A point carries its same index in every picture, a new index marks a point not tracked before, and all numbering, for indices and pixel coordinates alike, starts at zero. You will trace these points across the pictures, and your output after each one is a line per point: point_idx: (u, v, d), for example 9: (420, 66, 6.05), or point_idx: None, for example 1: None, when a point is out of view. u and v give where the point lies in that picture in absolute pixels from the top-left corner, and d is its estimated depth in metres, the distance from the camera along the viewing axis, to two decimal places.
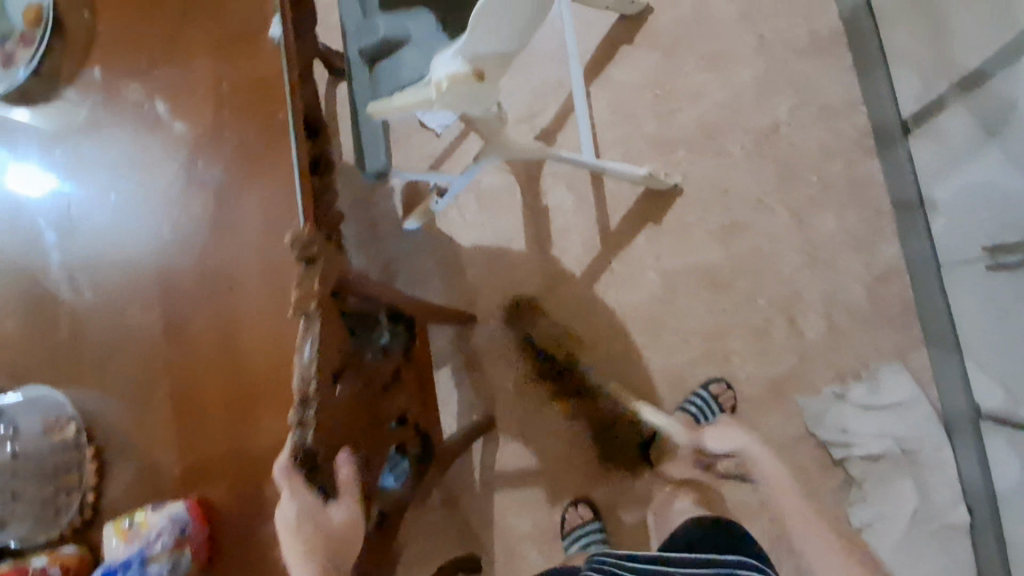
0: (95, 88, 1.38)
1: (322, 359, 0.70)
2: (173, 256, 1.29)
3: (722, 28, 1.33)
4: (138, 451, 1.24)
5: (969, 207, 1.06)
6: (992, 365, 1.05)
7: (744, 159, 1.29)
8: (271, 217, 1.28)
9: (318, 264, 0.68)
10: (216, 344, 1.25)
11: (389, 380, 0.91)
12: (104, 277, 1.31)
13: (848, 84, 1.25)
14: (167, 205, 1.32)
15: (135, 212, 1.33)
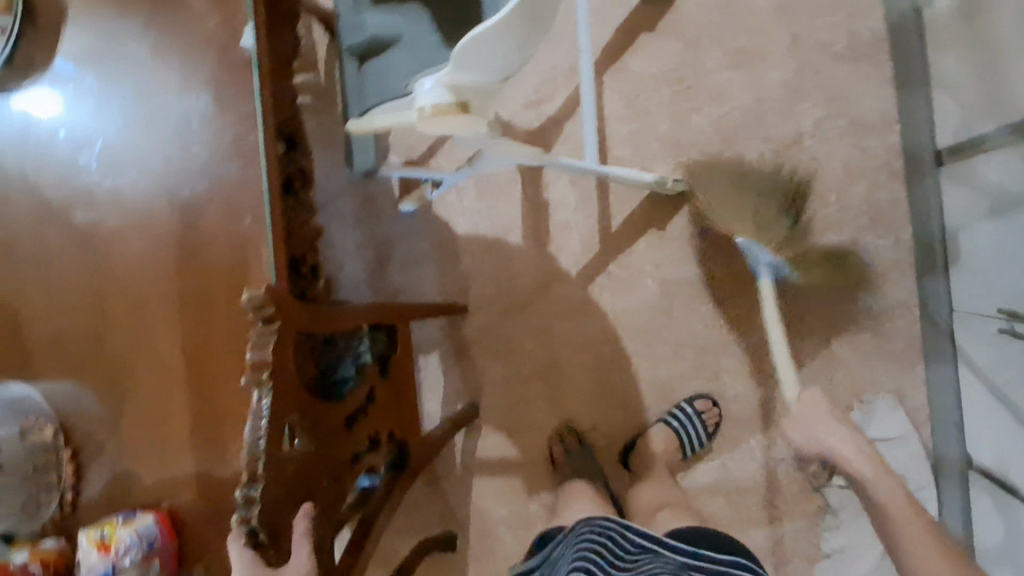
0: (78, 35, 0.87)
1: (278, 424, 0.59)
2: (171, 173, 0.81)
3: (758, 20, 1.22)
4: (111, 454, 0.83)
5: (991, 265, 1.01)
6: (994, 426, 1.03)
7: (758, 168, 1.21)
8: (193, 136, 0.81)
9: (274, 325, 0.60)
10: (185, 307, 0.80)
11: (363, 408, 0.85)
12: (108, 208, 0.83)
13: (882, 98, 1.17)
14: (158, 127, 0.82)
15: (117, 136, 0.84)
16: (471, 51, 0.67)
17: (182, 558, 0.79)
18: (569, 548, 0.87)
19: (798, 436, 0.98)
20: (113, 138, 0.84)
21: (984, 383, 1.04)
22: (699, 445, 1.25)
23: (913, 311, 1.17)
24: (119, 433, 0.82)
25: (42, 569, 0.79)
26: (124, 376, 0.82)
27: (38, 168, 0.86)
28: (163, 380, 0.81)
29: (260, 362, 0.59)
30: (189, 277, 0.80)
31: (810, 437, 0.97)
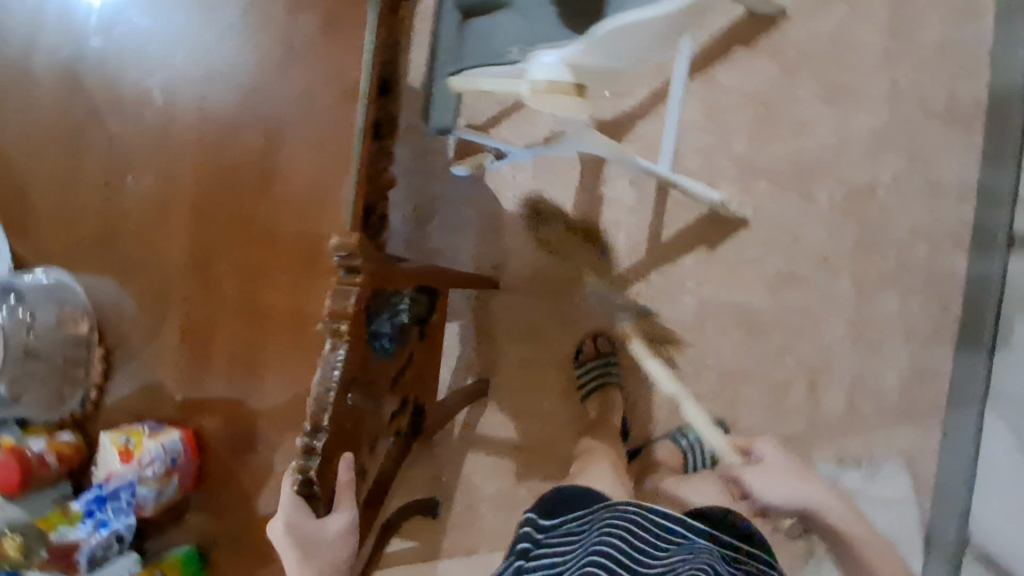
0: None
1: (347, 378, 0.59)
2: (256, 91, 0.78)
3: (861, 60, 1.20)
4: (143, 360, 0.82)
5: None
6: (1011, 511, 1.05)
7: (825, 212, 1.22)
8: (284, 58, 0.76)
9: (358, 276, 0.58)
10: (248, 233, 0.79)
11: (402, 370, 0.84)
12: (188, 116, 0.81)
13: (969, 166, 1.17)
14: (247, 40, 0.78)
15: (204, 43, 0.81)
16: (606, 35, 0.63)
17: (200, 480, 0.79)
18: (590, 531, 0.86)
19: (771, 495, 0.95)
20: (201, 44, 0.81)
21: (1009, 468, 1.07)
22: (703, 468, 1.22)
23: (943, 381, 1.18)
24: (157, 344, 0.81)
25: (56, 463, 0.79)
26: (173, 287, 0.81)
27: (119, 58, 0.83)
28: (212, 301, 0.79)
29: (338, 311, 0.58)
30: (259, 204, 0.78)
31: (786, 490, 0.96)
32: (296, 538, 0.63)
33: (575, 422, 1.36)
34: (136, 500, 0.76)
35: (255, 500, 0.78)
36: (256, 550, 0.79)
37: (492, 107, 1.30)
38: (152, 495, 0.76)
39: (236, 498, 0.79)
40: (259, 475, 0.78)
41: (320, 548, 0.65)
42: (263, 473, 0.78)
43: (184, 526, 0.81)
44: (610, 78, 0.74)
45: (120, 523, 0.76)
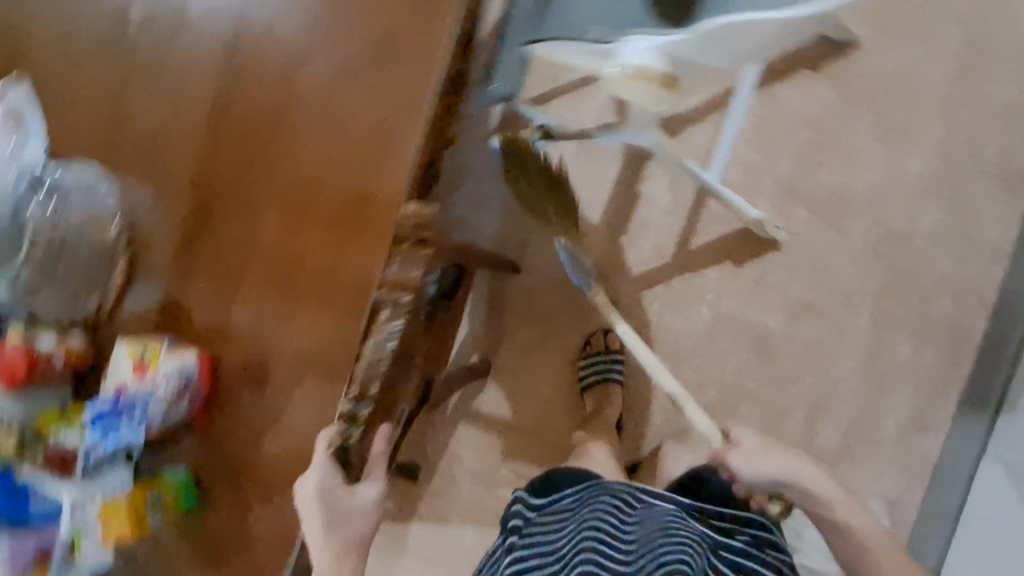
0: None
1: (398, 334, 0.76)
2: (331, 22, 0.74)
3: (923, 105, 1.20)
4: (169, 279, 0.79)
5: None
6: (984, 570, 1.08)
7: (858, 250, 1.22)
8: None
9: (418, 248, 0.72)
10: (300, 171, 0.76)
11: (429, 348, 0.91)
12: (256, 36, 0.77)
13: (1008, 229, 1.18)
14: None
15: None
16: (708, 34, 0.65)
17: (209, 405, 0.77)
18: (578, 506, 0.91)
19: (753, 474, 0.81)
20: None
21: (991, 530, 1.10)
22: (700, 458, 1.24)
23: (938, 435, 1.19)
24: (189, 260, 0.79)
25: (63, 365, 0.77)
26: (215, 205, 0.79)
27: None
28: (254, 228, 0.77)
29: (399, 280, 0.72)
30: (318, 137, 0.75)
31: (765, 468, 0.81)
32: (327, 498, 0.71)
33: (568, 413, 1.35)
34: (147, 416, 0.74)
35: (261, 440, 0.76)
36: (253, 488, 0.76)
37: (545, 84, 1.27)
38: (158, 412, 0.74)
39: (242, 436, 0.77)
40: (271, 411, 0.76)
41: (347, 513, 0.74)
42: (273, 414, 0.76)
43: (179, 450, 0.78)
44: (702, 70, 0.75)
45: (127, 438, 0.74)
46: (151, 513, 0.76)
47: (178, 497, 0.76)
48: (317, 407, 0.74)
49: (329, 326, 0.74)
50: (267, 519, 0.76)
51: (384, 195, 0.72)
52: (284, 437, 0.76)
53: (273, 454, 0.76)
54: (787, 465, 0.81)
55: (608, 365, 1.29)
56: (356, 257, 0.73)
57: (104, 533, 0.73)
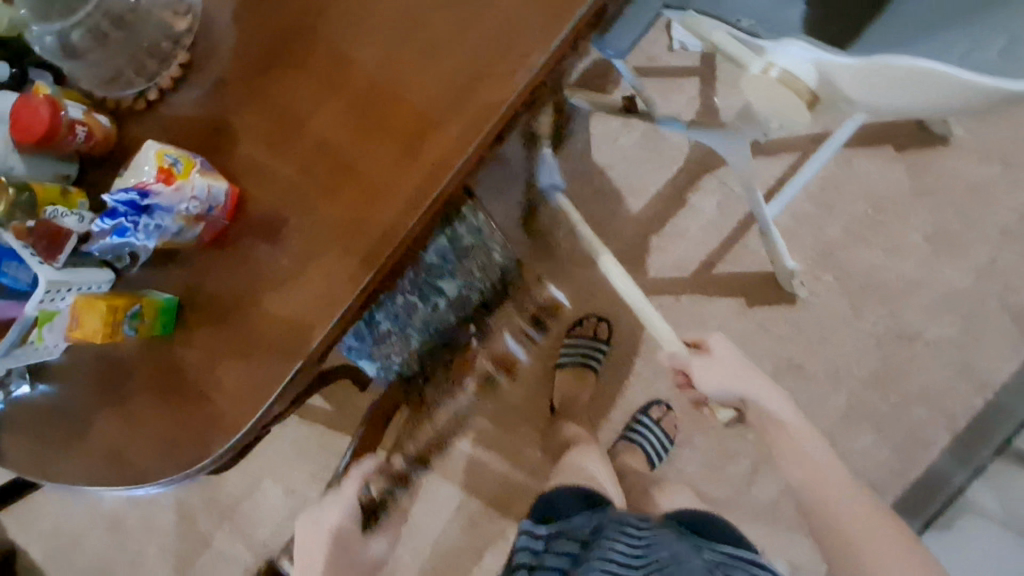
0: None
1: None
2: None
3: (978, 224, 1.22)
4: (221, 98, 0.73)
5: None
6: None
7: (864, 333, 1.24)
8: None
9: None
10: (402, 45, 0.70)
11: None
12: None
13: (1008, 366, 1.21)
14: None
15: None
16: (884, 83, 0.61)
17: (221, 239, 0.72)
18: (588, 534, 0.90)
19: (710, 385, 0.90)
20: None
21: None
22: (664, 452, 1.26)
23: None
24: (244, 90, 0.73)
25: (84, 139, 0.69)
26: (295, 47, 0.73)
27: None
28: (325, 88, 0.72)
29: None
30: (432, 21, 0.70)
31: (723, 383, 0.89)
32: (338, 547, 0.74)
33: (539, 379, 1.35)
34: (161, 228, 0.65)
35: (259, 300, 0.71)
36: (238, 337, 0.72)
37: (642, 58, 1.24)
38: (168, 230, 0.66)
39: (238, 290, 0.72)
40: (279, 268, 0.71)
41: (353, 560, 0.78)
42: (279, 275, 0.71)
43: (172, 272, 0.73)
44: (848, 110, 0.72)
45: (135, 240, 0.65)
46: (126, 327, 0.69)
47: (158, 318, 0.70)
48: (321, 287, 0.70)
49: (367, 214, 0.70)
50: (240, 373, 0.71)
51: (477, 104, 0.68)
52: (281, 300, 0.71)
53: (265, 322, 0.71)
54: (751, 386, 0.89)
55: (591, 351, 1.28)
56: (423, 159, 0.69)
57: (78, 325, 0.68)
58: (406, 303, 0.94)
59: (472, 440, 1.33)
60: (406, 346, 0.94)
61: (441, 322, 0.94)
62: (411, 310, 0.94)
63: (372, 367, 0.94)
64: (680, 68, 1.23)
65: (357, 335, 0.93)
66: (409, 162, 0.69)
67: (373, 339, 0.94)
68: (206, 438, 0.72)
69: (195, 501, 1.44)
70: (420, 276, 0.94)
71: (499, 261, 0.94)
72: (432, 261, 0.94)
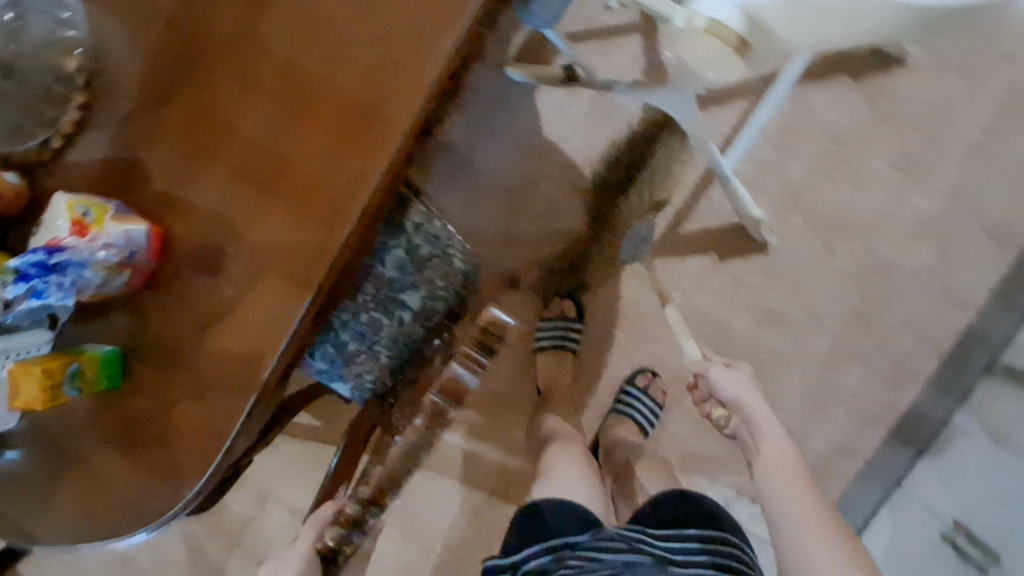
0: None
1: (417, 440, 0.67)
2: None
3: (944, 145, 1.19)
4: (130, 132, 0.70)
5: (969, 481, 1.10)
6: None
7: (838, 272, 1.22)
8: None
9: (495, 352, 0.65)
10: (306, 50, 0.67)
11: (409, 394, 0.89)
12: None
13: (986, 285, 1.19)
14: None
15: None
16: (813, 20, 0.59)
17: (152, 281, 0.70)
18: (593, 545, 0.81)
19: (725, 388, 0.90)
20: None
21: (895, 556, 1.16)
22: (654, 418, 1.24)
23: (858, 462, 1.24)
24: (152, 119, 0.70)
25: None
26: (198, 63, 0.69)
27: None
28: (237, 103, 0.68)
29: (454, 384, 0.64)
30: (334, 15, 0.66)
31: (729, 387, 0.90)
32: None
33: (511, 368, 1.32)
34: (79, 282, 0.64)
35: (203, 336, 0.69)
36: (189, 378, 0.69)
37: (578, 22, 1.20)
38: (91, 280, 0.65)
39: (180, 334, 0.69)
40: (218, 302, 0.68)
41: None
42: (220, 311, 0.68)
43: (111, 323, 0.71)
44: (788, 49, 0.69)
45: (53, 299, 0.64)
46: (67, 388, 0.68)
47: (101, 374, 0.68)
48: (263, 316, 0.67)
49: (302, 229, 0.67)
50: (196, 413, 0.69)
51: (396, 98, 0.64)
52: (223, 335, 0.68)
53: (213, 364, 0.69)
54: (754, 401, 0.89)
55: (566, 332, 1.24)
56: (344, 166, 0.66)
57: (17, 394, 0.66)
58: (371, 320, 0.92)
59: (465, 434, 1.32)
60: (377, 362, 0.93)
61: (409, 335, 0.92)
62: (377, 326, 0.91)
63: (345, 387, 0.94)
64: (619, 27, 1.18)
65: (327, 358, 0.92)
66: (332, 172, 0.66)
67: (343, 360, 0.92)
68: (174, 483, 0.69)
69: (202, 532, 1.43)
70: (382, 291, 0.91)
71: (460, 267, 0.91)
72: (392, 275, 0.91)
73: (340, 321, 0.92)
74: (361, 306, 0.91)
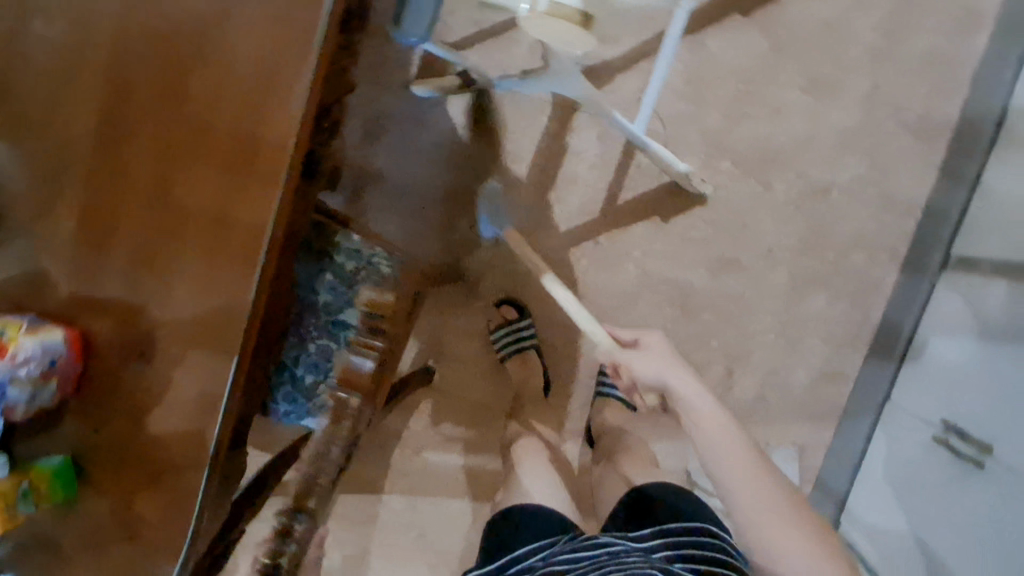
0: None
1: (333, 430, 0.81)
2: None
3: (848, 58, 1.19)
4: (27, 244, 0.71)
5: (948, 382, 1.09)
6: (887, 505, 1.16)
7: (778, 205, 1.23)
8: None
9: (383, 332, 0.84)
10: (172, 125, 0.67)
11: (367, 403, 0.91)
12: None
13: (921, 183, 1.21)
14: None
15: None
16: None
17: (81, 385, 0.70)
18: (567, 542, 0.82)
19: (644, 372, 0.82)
20: None
21: (897, 465, 1.16)
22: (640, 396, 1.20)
23: (846, 384, 1.26)
24: (46, 227, 0.70)
25: None
26: (72, 166, 0.69)
27: None
28: (121, 191, 0.69)
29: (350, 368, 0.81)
30: (186, 85, 0.66)
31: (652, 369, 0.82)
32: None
33: (488, 375, 1.32)
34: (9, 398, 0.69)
35: (144, 421, 0.69)
36: (141, 467, 0.70)
37: (468, 26, 1.19)
38: (26, 395, 0.69)
39: (124, 429, 0.70)
40: (151, 388, 0.69)
41: None
42: (154, 393, 0.69)
43: (54, 438, 0.71)
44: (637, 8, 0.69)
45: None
46: (25, 504, 0.69)
47: (55, 485, 0.68)
48: (196, 390, 0.68)
49: (210, 298, 0.67)
50: (156, 501, 0.69)
51: (267, 150, 0.65)
52: (163, 417, 0.69)
53: (160, 448, 0.69)
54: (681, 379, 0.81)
55: (519, 332, 1.24)
56: (234, 225, 0.66)
57: None
58: (320, 350, 0.92)
59: (462, 450, 1.33)
60: None
61: None
62: (327, 354, 0.92)
63: (314, 420, 0.94)
64: (505, 23, 1.18)
65: (290, 399, 0.92)
66: (226, 234, 0.67)
67: (305, 396, 0.93)
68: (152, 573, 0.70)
69: None
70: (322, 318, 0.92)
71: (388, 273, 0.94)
72: (327, 300, 0.92)
73: (291, 359, 0.92)
74: (307, 338, 0.92)
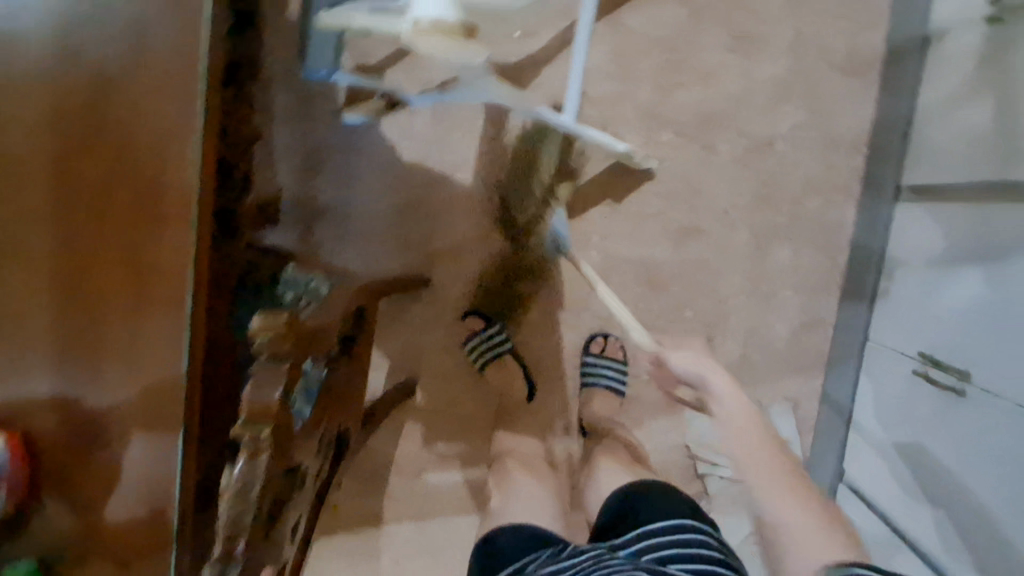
0: None
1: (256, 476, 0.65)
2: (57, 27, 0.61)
3: (766, 8, 1.18)
4: None
5: (920, 313, 1.08)
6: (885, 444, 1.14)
7: (726, 166, 1.22)
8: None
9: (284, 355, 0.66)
10: (72, 208, 0.65)
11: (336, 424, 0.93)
12: None
13: (861, 119, 1.20)
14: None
15: None
16: None
17: (32, 488, 0.69)
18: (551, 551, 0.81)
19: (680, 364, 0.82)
20: None
21: (886, 404, 1.15)
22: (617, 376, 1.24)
23: (826, 329, 1.26)
24: None
25: None
26: None
27: None
28: (33, 284, 0.66)
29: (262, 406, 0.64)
30: (77, 168, 0.64)
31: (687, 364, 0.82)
32: None
33: (471, 387, 1.30)
34: None
35: (100, 509, 0.68)
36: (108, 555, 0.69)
37: (381, 45, 1.16)
38: None
39: (84, 521, 0.69)
40: (102, 475, 0.67)
41: None
42: (105, 479, 0.67)
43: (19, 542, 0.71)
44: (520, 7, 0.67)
45: None
46: None
47: None
48: (146, 471, 0.66)
49: (144, 376, 0.65)
50: None
51: (172, 214, 0.63)
52: (121, 504, 0.67)
53: (122, 533, 0.68)
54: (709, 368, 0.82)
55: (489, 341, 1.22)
56: (154, 298, 0.64)
57: None
58: None
59: (461, 466, 1.31)
60: None
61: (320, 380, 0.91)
62: None
63: None
64: None
65: None
66: (146, 308, 0.64)
67: None
68: None
69: None
70: None
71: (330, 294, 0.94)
72: None
73: None
74: None
